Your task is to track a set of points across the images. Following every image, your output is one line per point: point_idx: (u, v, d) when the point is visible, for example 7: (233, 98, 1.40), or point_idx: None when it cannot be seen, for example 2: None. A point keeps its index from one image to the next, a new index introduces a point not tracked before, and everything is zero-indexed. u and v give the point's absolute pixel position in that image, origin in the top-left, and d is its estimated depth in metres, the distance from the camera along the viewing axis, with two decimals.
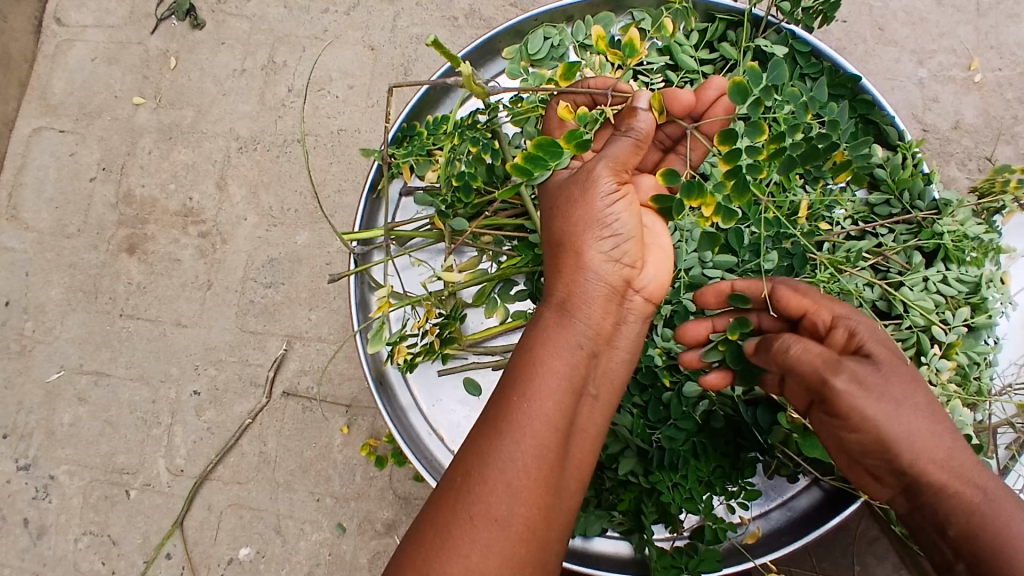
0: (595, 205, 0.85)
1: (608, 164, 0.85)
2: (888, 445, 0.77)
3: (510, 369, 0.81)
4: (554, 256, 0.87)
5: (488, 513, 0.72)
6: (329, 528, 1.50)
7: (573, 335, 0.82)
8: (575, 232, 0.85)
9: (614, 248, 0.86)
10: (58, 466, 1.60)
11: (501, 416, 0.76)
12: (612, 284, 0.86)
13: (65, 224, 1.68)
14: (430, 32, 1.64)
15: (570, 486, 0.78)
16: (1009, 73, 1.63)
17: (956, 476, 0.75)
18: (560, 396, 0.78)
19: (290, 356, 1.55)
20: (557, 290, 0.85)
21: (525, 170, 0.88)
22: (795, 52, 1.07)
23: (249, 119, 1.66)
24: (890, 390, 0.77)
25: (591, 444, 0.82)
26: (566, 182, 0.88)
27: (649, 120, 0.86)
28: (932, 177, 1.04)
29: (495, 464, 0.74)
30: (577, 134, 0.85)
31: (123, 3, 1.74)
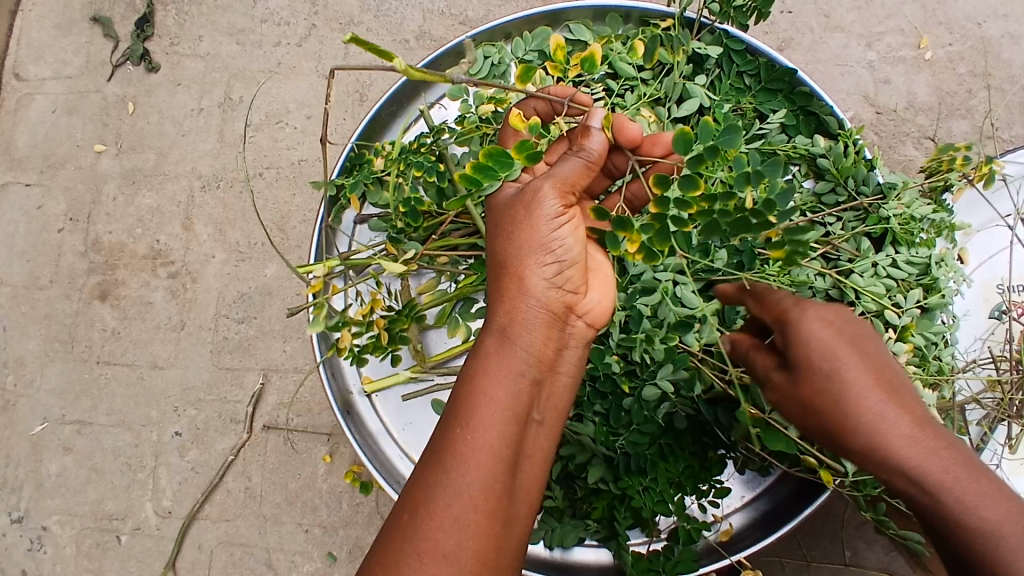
0: (539, 227, 0.84)
1: (554, 184, 0.85)
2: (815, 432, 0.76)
3: (451, 400, 0.81)
4: (495, 279, 0.86)
5: (436, 549, 0.73)
6: (320, 558, 1.51)
7: (515, 363, 0.81)
8: (519, 256, 0.84)
9: (556, 273, 0.85)
10: (48, 517, 1.60)
11: (444, 450, 0.77)
12: (553, 309, 0.85)
13: (37, 276, 1.68)
14: (383, 56, 1.65)
15: (519, 511, 0.79)
16: (958, 48, 1.64)
17: (882, 465, 0.71)
18: (502, 423, 0.78)
19: (268, 389, 1.56)
20: (497, 316, 0.84)
21: (473, 180, 0.84)
22: (730, 50, 1.07)
23: (210, 157, 1.67)
24: (805, 390, 0.75)
25: (539, 470, 0.82)
26: (513, 200, 0.87)
27: (602, 139, 0.88)
28: (875, 163, 1.05)
29: (442, 499, 0.74)
30: (528, 145, 0.84)
31: (78, 52, 1.75)
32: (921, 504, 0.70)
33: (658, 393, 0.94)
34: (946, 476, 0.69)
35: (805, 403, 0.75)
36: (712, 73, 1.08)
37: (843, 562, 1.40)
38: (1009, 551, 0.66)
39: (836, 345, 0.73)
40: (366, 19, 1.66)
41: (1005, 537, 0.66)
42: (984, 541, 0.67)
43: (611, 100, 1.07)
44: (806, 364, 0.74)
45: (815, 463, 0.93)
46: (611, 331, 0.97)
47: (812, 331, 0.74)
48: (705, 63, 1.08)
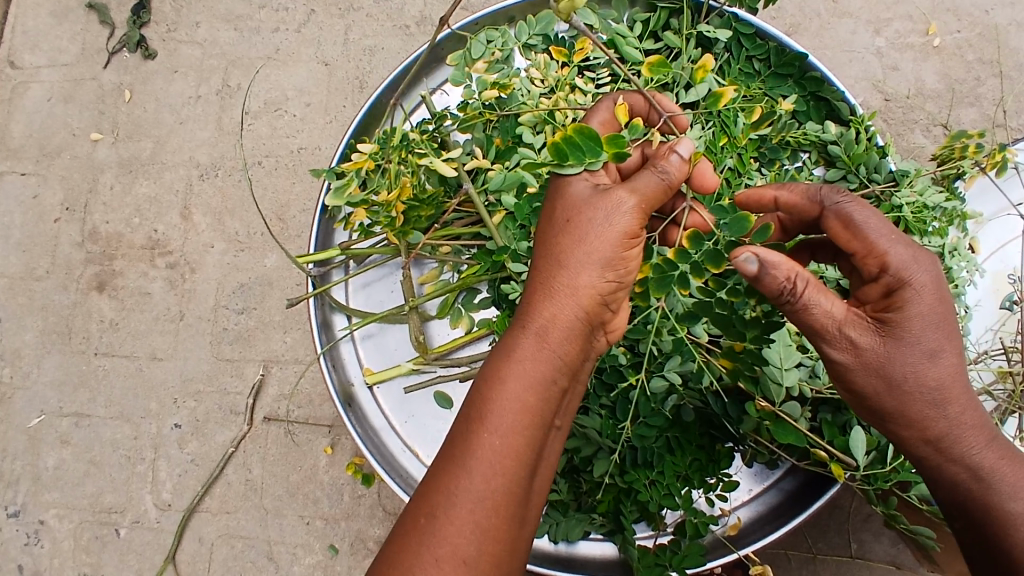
0: (608, 240, 0.80)
1: (637, 200, 0.81)
2: (881, 413, 0.80)
3: (471, 394, 0.79)
4: (544, 276, 0.81)
5: (456, 554, 0.71)
6: (321, 551, 1.49)
7: (552, 372, 0.79)
8: (580, 262, 0.80)
9: (610, 287, 0.82)
10: (46, 510, 1.58)
11: (466, 452, 0.75)
12: (596, 319, 0.82)
13: (33, 267, 1.66)
14: (382, 42, 1.62)
15: (531, 515, 0.79)
16: (968, 35, 1.61)
17: (941, 452, 0.79)
18: (530, 431, 0.77)
19: (268, 381, 1.54)
20: (539, 317, 0.80)
21: (558, 149, 0.82)
22: (740, 34, 1.05)
23: (208, 145, 1.64)
24: (890, 369, 0.77)
25: (549, 473, 0.83)
26: (589, 199, 0.82)
27: (681, 168, 0.83)
28: (887, 150, 1.02)
29: (463, 504, 0.73)
30: (621, 143, 0.81)
31: (73, 40, 1.72)
32: (967, 490, 0.79)
33: (666, 384, 0.92)
34: (999, 465, 0.78)
35: (887, 378, 0.77)
36: (721, 58, 1.06)
37: (849, 554, 1.38)
38: None
39: (934, 328, 0.77)
40: (366, 5, 1.63)
41: None
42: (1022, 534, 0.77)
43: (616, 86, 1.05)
44: (898, 346, 0.77)
45: (825, 457, 0.91)
46: None
47: (921, 309, 0.76)
48: (714, 47, 1.06)
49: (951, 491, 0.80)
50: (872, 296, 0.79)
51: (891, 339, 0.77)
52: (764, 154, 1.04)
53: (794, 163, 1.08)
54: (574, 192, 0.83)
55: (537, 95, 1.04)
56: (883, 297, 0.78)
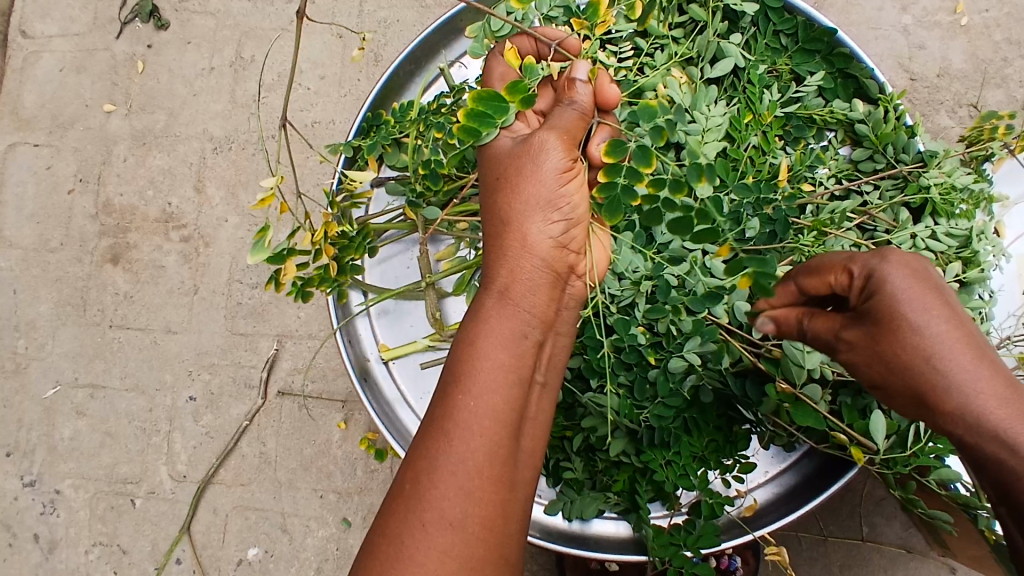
0: (547, 185, 0.83)
1: (557, 135, 0.83)
2: (912, 410, 0.72)
3: (448, 362, 0.80)
4: (497, 238, 0.85)
5: (442, 518, 0.71)
6: (335, 523, 1.51)
7: (518, 324, 0.81)
8: (527, 212, 0.83)
9: (562, 231, 0.85)
10: (62, 480, 1.60)
11: (446, 415, 0.75)
12: (555, 269, 0.85)
13: (47, 239, 1.66)
14: (398, 14, 1.60)
15: (523, 475, 0.78)
16: (996, 14, 1.57)
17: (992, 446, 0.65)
18: (507, 386, 0.77)
19: (282, 356, 1.55)
20: (501, 276, 0.83)
21: (472, 131, 0.82)
22: (767, 8, 1.01)
23: (221, 118, 1.63)
24: (888, 357, 0.71)
25: (541, 431, 0.82)
26: (515, 150, 0.84)
27: (588, 93, 0.85)
28: (917, 130, 1.00)
29: (445, 465, 0.72)
30: (522, 87, 0.80)
31: (85, 9, 1.70)
32: None
33: (684, 365, 0.91)
34: None
35: (889, 366, 0.71)
36: (748, 32, 1.03)
37: (861, 537, 1.38)
38: None
39: (921, 303, 0.69)
40: None
41: None
42: None
43: (640, 60, 1.00)
44: (886, 331, 0.71)
45: (844, 440, 0.91)
46: (637, 302, 0.93)
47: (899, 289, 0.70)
48: (741, 20, 1.02)
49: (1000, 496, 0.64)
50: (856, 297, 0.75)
51: (876, 327, 0.71)
52: (790, 132, 1.02)
53: (820, 142, 1.05)
54: (499, 148, 0.86)
55: None
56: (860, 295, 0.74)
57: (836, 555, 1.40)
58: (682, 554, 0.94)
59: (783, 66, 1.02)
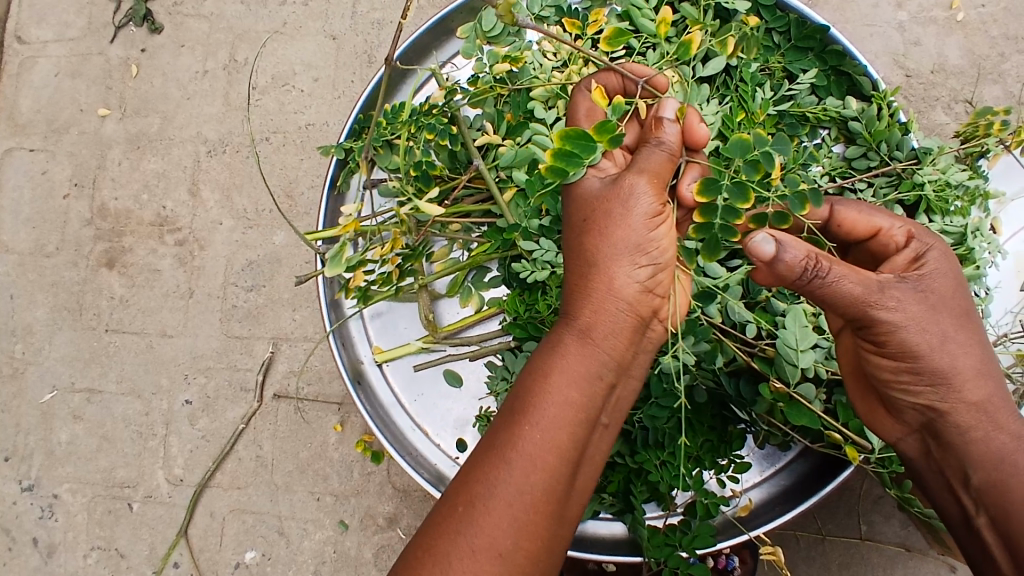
0: (633, 226, 0.79)
1: (648, 178, 0.80)
2: (928, 377, 0.79)
3: (517, 390, 0.79)
4: (577, 272, 0.82)
5: (493, 548, 0.71)
6: (331, 526, 1.51)
7: (594, 365, 0.79)
8: (609, 251, 0.80)
9: (648, 274, 0.81)
10: (59, 484, 1.60)
11: (509, 446, 0.74)
12: (639, 312, 0.81)
13: (43, 243, 1.66)
14: (390, 16, 1.60)
15: (572, 511, 0.77)
16: (992, 10, 1.56)
17: (983, 414, 0.79)
18: (574, 425, 0.76)
19: (278, 358, 1.54)
20: (583, 313, 0.80)
21: (558, 170, 0.81)
22: (759, 6, 1.01)
23: (216, 121, 1.63)
24: (939, 324, 0.78)
25: (596, 471, 0.81)
26: (602, 190, 0.82)
27: (676, 131, 0.83)
28: (910, 127, 0.99)
29: (500, 497, 0.72)
30: (610, 126, 0.78)
31: (80, 14, 1.70)
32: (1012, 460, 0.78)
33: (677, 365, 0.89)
34: (1006, 423, 0.80)
35: (938, 334, 0.78)
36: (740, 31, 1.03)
37: (858, 536, 1.37)
38: None
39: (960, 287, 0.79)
40: None
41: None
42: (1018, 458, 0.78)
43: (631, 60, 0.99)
44: (939, 298, 0.78)
45: (840, 439, 0.89)
46: None
47: (947, 270, 0.79)
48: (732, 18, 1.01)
49: (993, 470, 0.79)
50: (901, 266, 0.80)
51: (931, 294, 0.78)
52: (783, 130, 1.01)
53: (813, 140, 1.05)
54: (585, 187, 0.83)
55: (549, 69, 1.00)
56: (911, 263, 0.79)
57: (834, 554, 1.40)
58: (677, 555, 0.94)
59: (775, 64, 1.01)
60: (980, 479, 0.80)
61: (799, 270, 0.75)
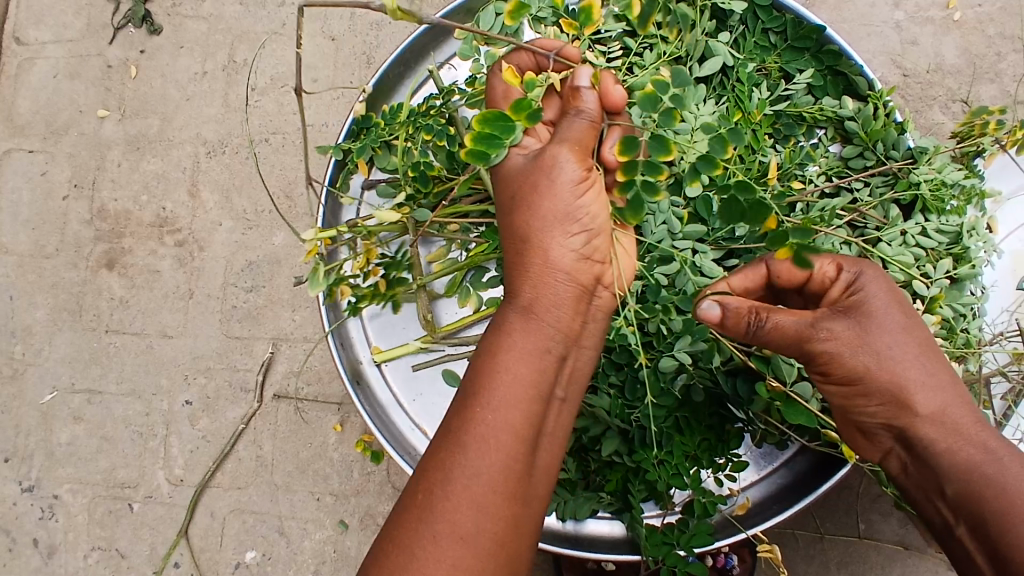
0: (561, 197, 0.81)
1: (569, 148, 0.81)
2: (877, 398, 0.79)
3: (467, 375, 0.80)
4: (516, 253, 0.84)
5: (454, 532, 0.71)
6: (331, 526, 1.51)
7: (541, 339, 0.80)
8: (543, 226, 0.82)
9: (583, 243, 0.83)
10: (60, 485, 1.60)
11: (463, 428, 0.75)
12: (580, 283, 0.83)
13: (43, 245, 1.66)
14: (389, 17, 1.60)
15: (537, 488, 0.77)
16: (989, 9, 1.56)
17: (944, 429, 0.77)
18: (526, 402, 0.77)
19: (278, 359, 1.55)
20: (523, 290, 0.82)
21: (480, 155, 0.81)
22: (756, 6, 1.02)
23: (215, 122, 1.63)
24: (873, 346, 0.77)
25: (558, 445, 0.81)
26: (526, 166, 0.83)
27: (594, 99, 0.83)
28: (906, 126, 0.99)
29: (459, 481, 0.72)
30: (524, 103, 0.79)
31: (79, 15, 1.71)
32: (982, 473, 0.75)
33: (675, 364, 0.90)
34: (975, 433, 0.77)
35: (875, 357, 0.77)
36: (736, 30, 1.03)
37: (857, 534, 1.39)
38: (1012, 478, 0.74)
39: (898, 305, 0.79)
40: None
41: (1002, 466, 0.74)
42: (990, 468, 0.75)
43: (629, 60, 1.00)
44: (872, 323, 0.78)
45: (836, 437, 0.90)
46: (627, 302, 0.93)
47: (880, 290, 0.79)
48: (729, 19, 1.02)
49: (965, 481, 0.75)
50: (836, 295, 0.80)
51: (863, 320, 0.78)
52: (780, 130, 1.02)
53: (810, 140, 1.05)
54: (511, 167, 0.85)
55: None
56: (846, 292, 0.80)
57: (833, 553, 1.40)
58: (675, 554, 0.94)
59: (772, 64, 1.02)
60: (953, 494, 0.76)
61: (744, 318, 0.79)
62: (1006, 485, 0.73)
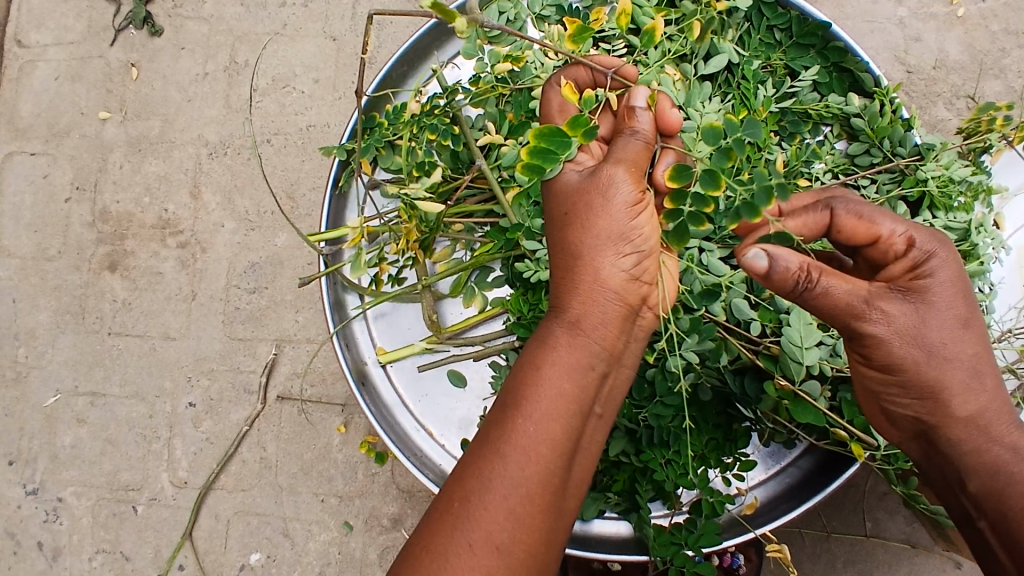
0: (615, 217, 0.80)
1: (626, 168, 0.80)
2: (917, 390, 0.80)
3: (508, 382, 0.79)
4: (564, 267, 0.83)
5: (489, 541, 0.70)
6: (336, 527, 1.51)
7: (586, 355, 0.79)
8: (595, 244, 0.81)
9: (633, 263, 0.82)
10: (64, 488, 1.60)
11: (502, 438, 0.74)
12: (628, 302, 0.82)
13: (45, 247, 1.66)
14: (390, 17, 1.59)
15: (569, 504, 0.77)
16: (993, 4, 1.56)
17: (977, 428, 0.79)
18: (567, 416, 0.76)
19: (281, 360, 1.55)
20: (572, 305, 0.81)
21: (534, 169, 0.80)
22: (760, 3, 1.01)
23: (217, 123, 1.63)
24: (927, 338, 0.77)
25: (591, 462, 0.81)
26: (581, 183, 0.82)
27: (648, 120, 0.84)
28: (913, 123, 0.98)
29: (496, 491, 0.71)
30: (583, 121, 0.79)
31: (79, 17, 1.70)
32: (1009, 472, 0.78)
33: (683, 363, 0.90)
34: (1005, 431, 0.79)
35: (926, 348, 0.77)
36: (741, 28, 1.03)
37: (864, 533, 1.37)
38: None
39: (960, 295, 0.77)
40: None
41: None
42: (1018, 468, 0.78)
43: (633, 57, 0.98)
44: (929, 312, 0.77)
45: (844, 436, 0.90)
46: None
47: (948, 277, 0.76)
48: (734, 16, 1.01)
49: (990, 478, 0.79)
50: (898, 272, 0.77)
51: (922, 307, 0.77)
52: (785, 127, 1.01)
53: (816, 137, 1.04)
54: (564, 182, 0.84)
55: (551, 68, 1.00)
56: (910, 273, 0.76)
57: (839, 552, 1.40)
58: (682, 554, 0.94)
59: (776, 61, 1.02)
60: (975, 490, 0.80)
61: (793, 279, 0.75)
62: None
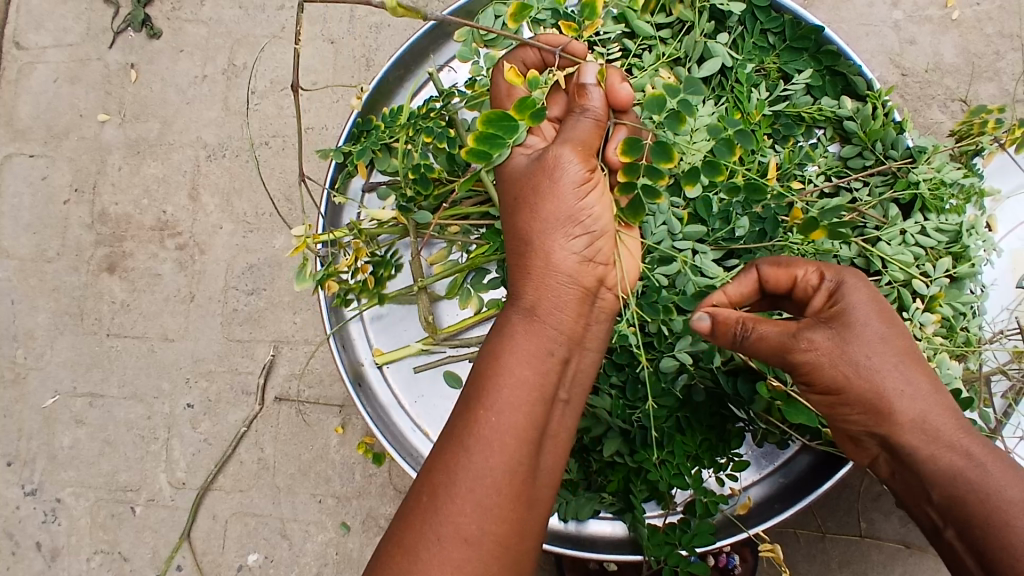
0: (564, 200, 0.83)
1: (572, 147, 0.83)
2: (860, 408, 0.76)
3: (471, 375, 0.81)
4: (518, 256, 0.86)
5: (458, 533, 0.71)
6: (333, 528, 1.51)
7: (543, 342, 0.81)
8: (546, 228, 0.84)
9: (585, 246, 0.85)
10: (62, 488, 1.61)
11: (467, 430, 0.75)
12: (583, 287, 0.85)
13: (44, 249, 1.67)
14: (388, 20, 1.60)
15: (543, 493, 0.77)
16: (988, 8, 1.57)
17: (929, 437, 0.74)
18: (530, 404, 0.77)
19: (279, 361, 1.55)
20: (527, 292, 0.84)
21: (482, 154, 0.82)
22: (754, 7, 1.01)
23: (215, 125, 1.64)
24: (853, 355, 0.75)
25: (564, 449, 0.82)
26: (530, 167, 0.85)
27: (599, 96, 0.85)
28: (905, 125, 0.99)
29: (462, 483, 0.72)
30: (528, 102, 0.80)
31: (78, 19, 1.71)
32: (967, 480, 0.72)
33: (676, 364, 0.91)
34: (960, 437, 0.74)
35: (855, 366, 0.75)
36: (735, 31, 1.03)
37: (858, 533, 1.39)
38: (996, 482, 0.72)
39: (877, 313, 0.77)
40: None
41: (987, 471, 0.72)
42: (975, 474, 0.72)
43: (627, 62, 1.01)
44: (853, 332, 0.75)
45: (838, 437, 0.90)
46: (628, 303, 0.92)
47: (861, 298, 0.77)
48: (727, 20, 1.02)
49: (949, 487, 0.73)
50: (819, 304, 0.79)
51: (845, 330, 0.76)
52: (779, 130, 1.02)
53: (809, 139, 1.05)
54: (514, 167, 0.87)
55: None
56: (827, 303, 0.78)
57: (835, 552, 1.40)
58: (677, 553, 0.94)
59: (770, 64, 1.02)
60: (939, 502, 0.75)
61: (730, 329, 0.79)
62: (990, 492, 0.71)
